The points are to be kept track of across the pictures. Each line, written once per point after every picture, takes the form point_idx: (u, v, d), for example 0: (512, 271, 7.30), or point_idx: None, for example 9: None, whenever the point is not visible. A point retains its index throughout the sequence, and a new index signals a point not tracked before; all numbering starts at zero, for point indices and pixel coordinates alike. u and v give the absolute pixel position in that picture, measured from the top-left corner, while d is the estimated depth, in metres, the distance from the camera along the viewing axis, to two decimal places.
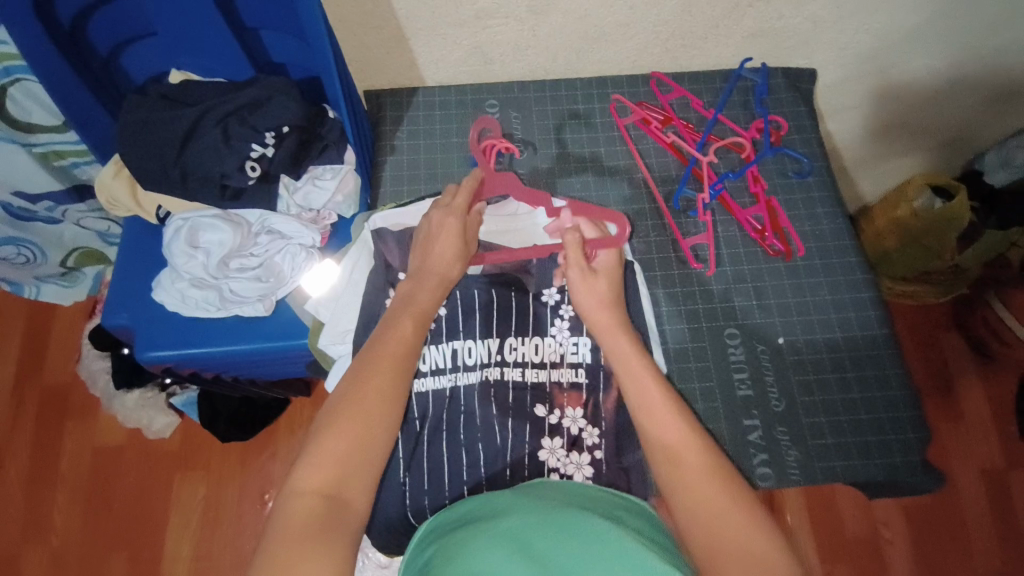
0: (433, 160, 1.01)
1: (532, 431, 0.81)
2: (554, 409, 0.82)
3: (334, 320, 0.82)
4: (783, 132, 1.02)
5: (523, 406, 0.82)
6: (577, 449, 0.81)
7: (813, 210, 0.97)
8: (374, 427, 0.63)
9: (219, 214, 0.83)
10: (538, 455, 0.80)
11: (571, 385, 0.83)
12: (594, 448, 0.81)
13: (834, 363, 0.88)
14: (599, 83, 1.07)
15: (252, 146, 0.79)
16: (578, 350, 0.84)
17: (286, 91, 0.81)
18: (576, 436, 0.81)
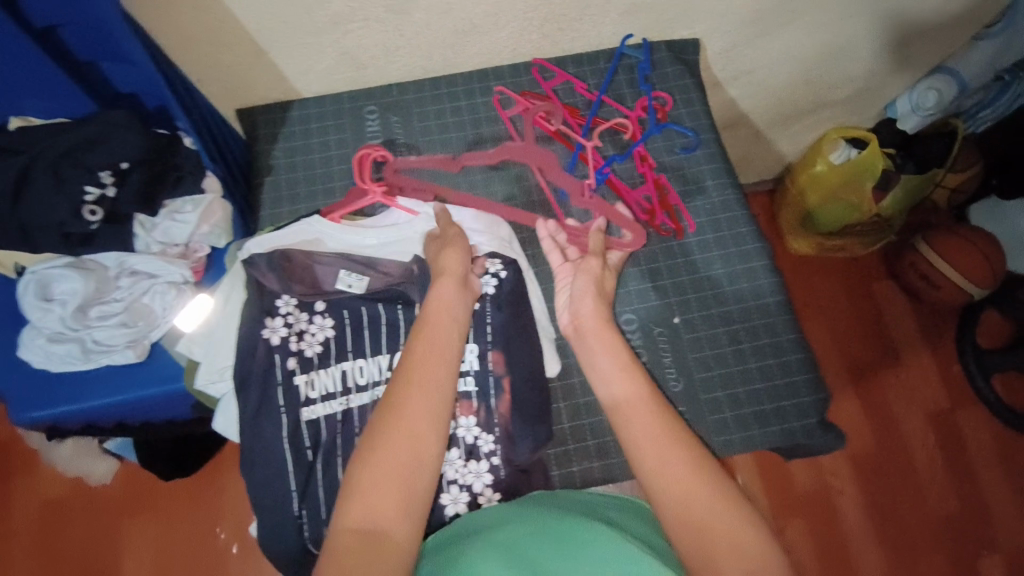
0: (313, 176, 0.98)
1: None
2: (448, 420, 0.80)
3: (209, 358, 0.79)
4: (668, 108, 1.00)
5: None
6: (475, 458, 0.79)
7: (702, 183, 0.96)
8: (419, 448, 0.63)
9: (74, 262, 0.79)
10: None
11: (461, 395, 0.80)
12: (491, 454, 0.79)
13: (730, 335, 0.87)
14: (480, 77, 1.04)
15: (88, 187, 0.75)
16: (465, 357, 0.81)
17: (122, 123, 0.77)
18: (473, 444, 0.79)
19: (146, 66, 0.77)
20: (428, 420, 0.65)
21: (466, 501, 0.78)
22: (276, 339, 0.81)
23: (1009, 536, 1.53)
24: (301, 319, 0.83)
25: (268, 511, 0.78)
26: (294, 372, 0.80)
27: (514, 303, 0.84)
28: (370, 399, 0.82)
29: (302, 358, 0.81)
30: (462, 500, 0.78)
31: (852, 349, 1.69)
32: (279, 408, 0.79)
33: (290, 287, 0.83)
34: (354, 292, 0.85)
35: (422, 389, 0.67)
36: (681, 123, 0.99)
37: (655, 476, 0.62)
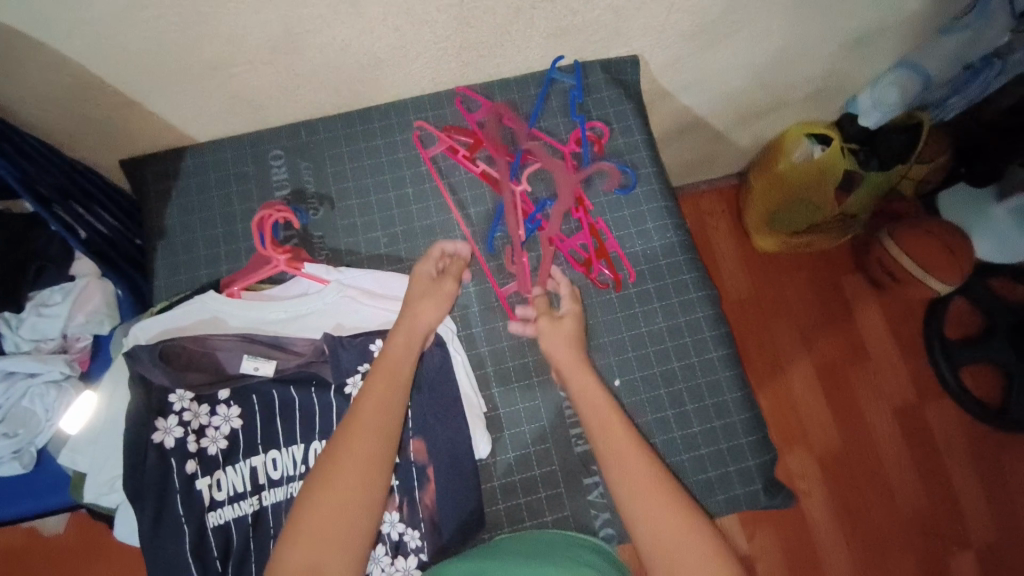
0: (214, 236, 0.87)
1: None
2: None
3: (95, 467, 0.72)
4: (605, 139, 0.91)
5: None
6: (402, 554, 0.74)
7: (642, 225, 0.88)
8: (372, 477, 0.61)
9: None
10: None
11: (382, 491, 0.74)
12: (418, 550, 0.74)
13: (672, 399, 0.80)
14: (397, 109, 0.92)
15: None
16: None
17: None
18: (399, 540, 0.74)
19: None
20: (381, 448, 0.63)
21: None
22: (171, 442, 0.73)
23: (977, 531, 1.54)
24: (201, 414, 0.75)
25: None
26: (195, 476, 0.73)
27: (436, 382, 0.77)
28: (285, 496, 0.75)
29: (203, 459, 0.74)
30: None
31: (818, 347, 1.65)
32: (177, 519, 0.71)
33: (185, 378, 0.75)
34: (262, 374, 0.78)
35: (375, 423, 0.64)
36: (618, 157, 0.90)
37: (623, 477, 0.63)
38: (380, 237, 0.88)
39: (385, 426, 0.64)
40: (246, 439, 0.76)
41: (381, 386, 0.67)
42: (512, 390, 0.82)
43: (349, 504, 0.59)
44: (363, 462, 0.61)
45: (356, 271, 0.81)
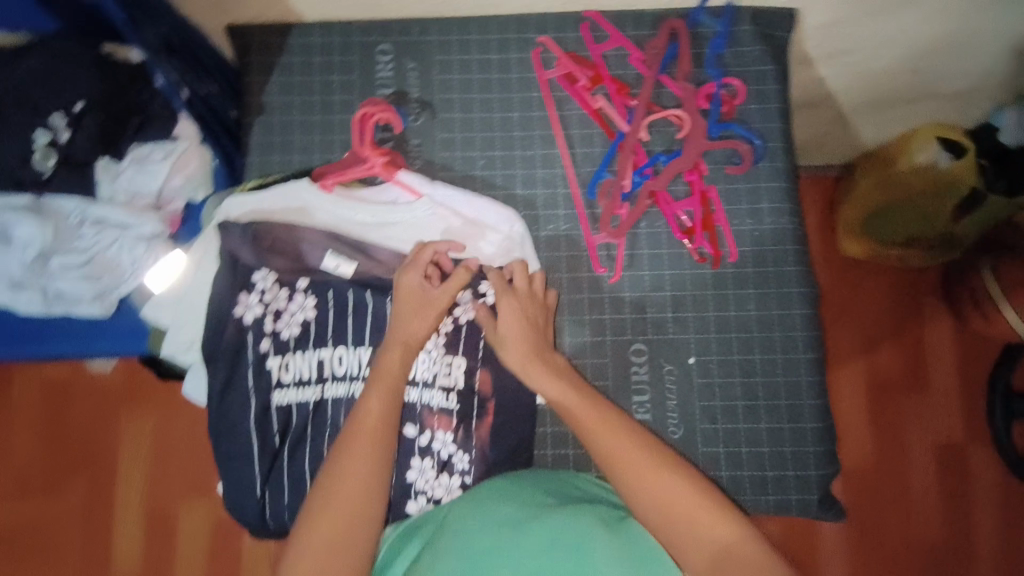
0: (311, 123, 0.85)
1: (399, 452, 0.75)
2: (424, 430, 0.75)
3: (177, 325, 0.75)
4: (739, 100, 0.82)
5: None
6: (447, 472, 0.76)
7: (756, 204, 0.81)
8: (365, 508, 0.62)
9: (31, 202, 0.69)
10: (405, 476, 0.75)
11: (441, 409, 0.75)
12: (463, 473, 0.76)
13: (745, 390, 0.78)
14: (519, 24, 0.85)
15: (36, 131, 0.66)
16: (451, 372, 0.76)
17: (76, 58, 0.67)
18: (446, 459, 0.76)
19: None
20: (373, 481, 0.63)
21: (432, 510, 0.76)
22: (249, 317, 0.75)
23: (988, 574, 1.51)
24: (280, 297, 0.76)
25: (233, 485, 0.76)
26: (267, 354, 0.75)
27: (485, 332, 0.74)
28: (346, 393, 0.76)
29: (277, 341, 0.75)
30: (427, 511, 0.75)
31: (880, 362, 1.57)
32: (246, 389, 0.75)
33: (269, 261, 0.75)
34: (342, 273, 0.77)
35: (366, 451, 0.64)
36: (748, 124, 0.82)
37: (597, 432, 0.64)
38: (477, 159, 0.84)
39: (376, 458, 0.64)
40: (318, 332, 0.76)
41: (376, 407, 0.67)
42: (581, 343, 0.80)
43: (346, 533, 0.60)
44: (354, 492, 0.62)
45: (449, 190, 0.77)
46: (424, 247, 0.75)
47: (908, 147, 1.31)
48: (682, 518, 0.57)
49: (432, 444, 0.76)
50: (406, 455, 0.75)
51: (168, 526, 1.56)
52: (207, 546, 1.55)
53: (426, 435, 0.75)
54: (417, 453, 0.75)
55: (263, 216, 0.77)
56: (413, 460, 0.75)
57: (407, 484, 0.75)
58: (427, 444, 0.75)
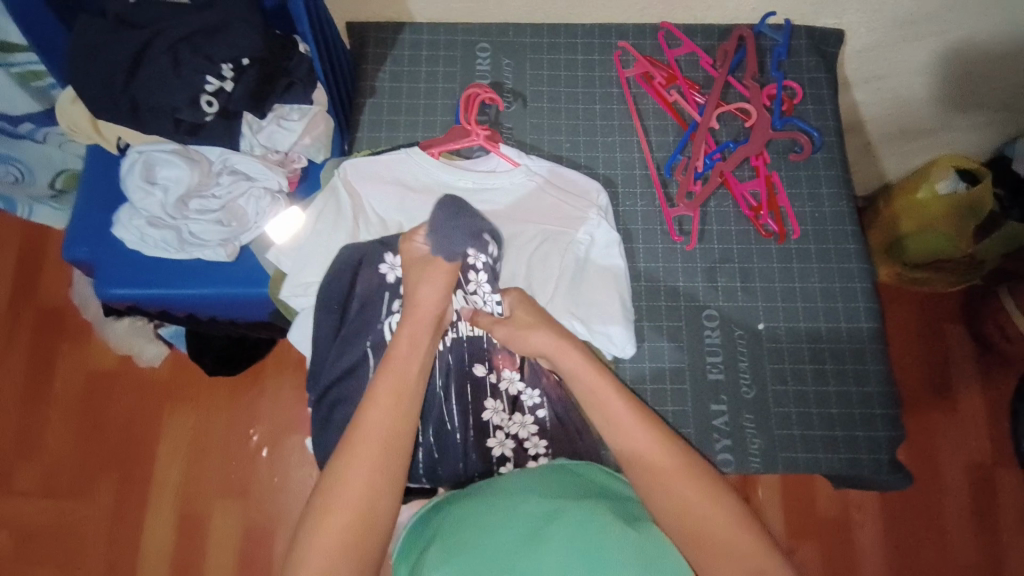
0: (415, 106, 0.95)
1: (474, 391, 0.81)
2: (493, 370, 0.82)
3: (296, 270, 0.80)
4: (796, 100, 0.94)
5: (462, 360, 0.81)
6: (519, 410, 0.82)
7: (816, 188, 0.90)
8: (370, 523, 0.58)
9: (178, 149, 0.78)
10: (481, 415, 0.81)
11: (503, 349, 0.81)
12: (535, 407, 0.82)
13: (812, 353, 0.84)
14: (603, 31, 0.97)
15: (208, 78, 0.71)
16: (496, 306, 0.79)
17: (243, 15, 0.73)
18: (516, 397, 0.82)
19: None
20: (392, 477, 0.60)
21: (509, 444, 0.80)
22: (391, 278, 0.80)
23: None
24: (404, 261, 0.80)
25: (329, 431, 0.79)
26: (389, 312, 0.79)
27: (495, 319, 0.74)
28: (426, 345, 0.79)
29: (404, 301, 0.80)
30: (506, 444, 0.80)
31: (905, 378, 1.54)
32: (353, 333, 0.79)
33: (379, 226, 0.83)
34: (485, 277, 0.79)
35: (372, 468, 0.59)
36: (806, 120, 0.92)
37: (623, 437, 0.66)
38: (561, 143, 0.93)
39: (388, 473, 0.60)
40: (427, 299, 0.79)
41: (384, 419, 0.62)
42: (657, 307, 0.86)
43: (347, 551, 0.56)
44: (359, 507, 0.58)
45: (544, 162, 0.87)
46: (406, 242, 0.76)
47: (927, 173, 1.31)
48: (718, 546, 0.59)
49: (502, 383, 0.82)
50: (479, 392, 0.81)
51: (198, 526, 1.52)
52: (238, 547, 1.51)
53: (494, 375, 0.82)
54: (490, 391, 0.81)
55: (365, 176, 0.84)
56: (484, 400, 0.81)
57: (482, 418, 0.81)
58: (496, 383, 0.81)
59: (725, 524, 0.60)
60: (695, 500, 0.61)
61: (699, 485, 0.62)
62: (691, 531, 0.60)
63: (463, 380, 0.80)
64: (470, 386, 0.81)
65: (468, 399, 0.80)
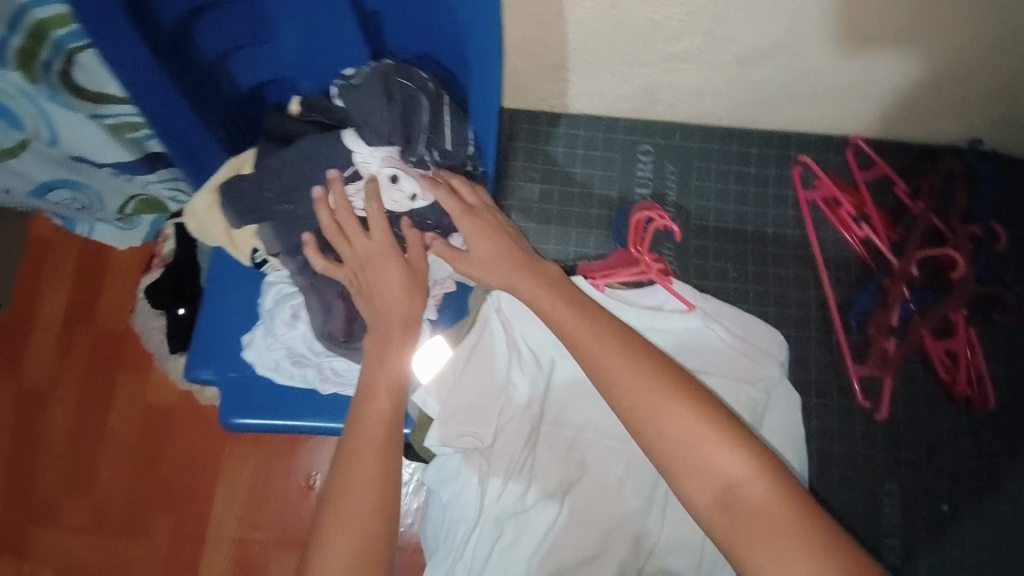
0: (567, 214, 0.85)
1: (412, 133, 0.61)
2: (432, 101, 0.62)
3: (449, 413, 0.72)
4: (1001, 244, 0.82)
5: (320, 157, 0.60)
6: (438, 114, 0.62)
7: (1015, 352, 0.81)
8: None
9: (307, 288, 0.65)
10: (427, 131, 0.62)
11: (440, 111, 0.62)
12: (444, 113, 0.62)
13: (1001, 542, 0.76)
14: (781, 142, 0.86)
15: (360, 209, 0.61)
16: (429, 103, 0.62)
17: (411, 128, 0.62)
18: (429, 113, 0.62)
19: (480, 124, 0.63)
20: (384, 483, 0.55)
21: (428, 119, 0.62)
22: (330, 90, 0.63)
23: None
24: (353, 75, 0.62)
25: None
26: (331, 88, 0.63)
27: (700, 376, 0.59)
28: (543, 537, 0.72)
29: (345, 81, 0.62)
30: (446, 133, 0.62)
31: None
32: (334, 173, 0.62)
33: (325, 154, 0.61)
34: (405, 189, 0.61)
35: (364, 483, 0.55)
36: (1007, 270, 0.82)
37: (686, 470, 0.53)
38: (731, 270, 0.84)
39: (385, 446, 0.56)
40: (380, 104, 0.60)
41: None
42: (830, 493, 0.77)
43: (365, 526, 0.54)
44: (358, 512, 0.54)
45: (720, 305, 0.77)
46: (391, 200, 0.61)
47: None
48: (751, 516, 0.51)
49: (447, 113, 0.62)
50: (438, 125, 0.62)
51: None
52: None
53: (437, 91, 0.63)
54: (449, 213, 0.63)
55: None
56: (444, 150, 0.63)
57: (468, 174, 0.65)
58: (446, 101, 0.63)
59: (767, 496, 0.51)
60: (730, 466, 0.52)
61: (732, 446, 0.53)
62: (729, 497, 0.52)
63: (392, 107, 0.60)
64: (403, 151, 0.61)
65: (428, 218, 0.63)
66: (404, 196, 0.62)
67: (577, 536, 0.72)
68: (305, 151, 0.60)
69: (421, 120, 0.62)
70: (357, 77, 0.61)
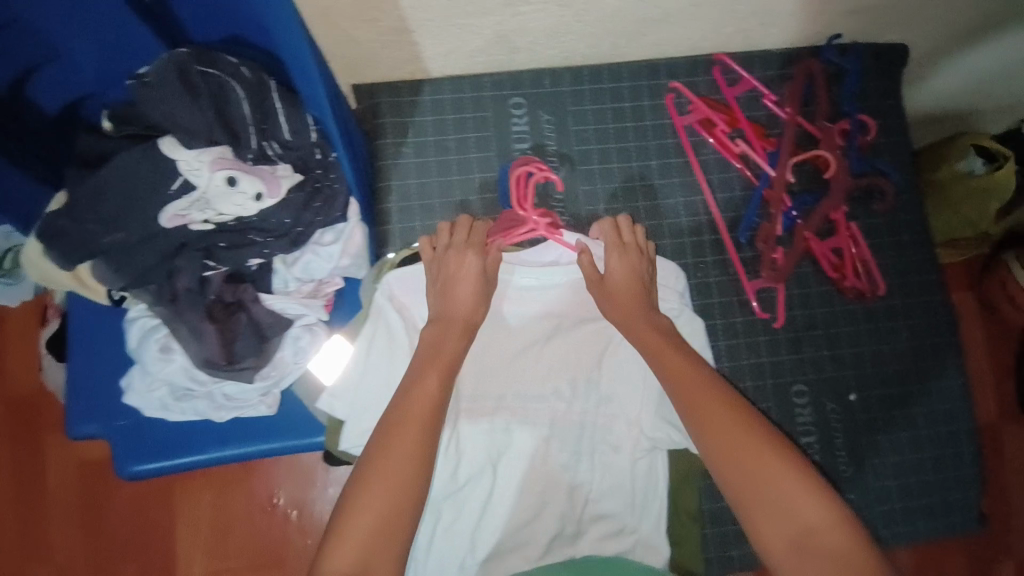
0: (450, 184, 0.81)
1: (239, 129, 0.57)
2: (251, 88, 0.56)
3: (355, 414, 0.68)
4: (870, 136, 0.85)
5: (138, 175, 0.55)
6: (263, 102, 0.57)
7: (897, 237, 0.84)
8: None
9: (171, 317, 0.62)
10: (257, 124, 0.57)
11: (262, 98, 0.57)
12: (271, 100, 0.57)
13: (905, 418, 0.82)
14: (651, 71, 0.84)
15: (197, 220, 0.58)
16: (248, 91, 0.56)
17: (235, 124, 0.56)
18: (252, 103, 0.57)
19: (314, 107, 0.58)
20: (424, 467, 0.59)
21: (253, 110, 0.57)
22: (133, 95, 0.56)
23: None
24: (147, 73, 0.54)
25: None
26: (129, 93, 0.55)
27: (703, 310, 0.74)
28: (480, 509, 0.73)
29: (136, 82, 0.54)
30: (281, 121, 0.58)
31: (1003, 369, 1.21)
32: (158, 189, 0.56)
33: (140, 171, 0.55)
34: (246, 190, 0.58)
35: (400, 466, 0.58)
36: (880, 159, 0.85)
37: (735, 462, 0.60)
38: (624, 210, 0.83)
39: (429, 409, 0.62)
40: (189, 104, 0.54)
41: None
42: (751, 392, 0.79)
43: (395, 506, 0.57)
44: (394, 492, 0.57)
45: None
46: (234, 204, 0.58)
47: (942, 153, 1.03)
48: (820, 556, 0.55)
49: (275, 99, 0.57)
50: (268, 113, 0.57)
51: None
52: None
53: (253, 74, 0.56)
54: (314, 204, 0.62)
55: (500, 318, 0.76)
56: (283, 141, 0.59)
57: (318, 162, 0.62)
58: (272, 86, 0.57)
59: (820, 516, 0.57)
60: (804, 506, 0.58)
61: (801, 485, 0.58)
62: (800, 539, 0.56)
63: (202, 105, 0.54)
64: (236, 150, 0.57)
65: (284, 216, 0.61)
66: (248, 199, 0.58)
67: (512, 502, 0.73)
68: (119, 173, 0.55)
69: (242, 110, 0.56)
70: (149, 75, 0.53)
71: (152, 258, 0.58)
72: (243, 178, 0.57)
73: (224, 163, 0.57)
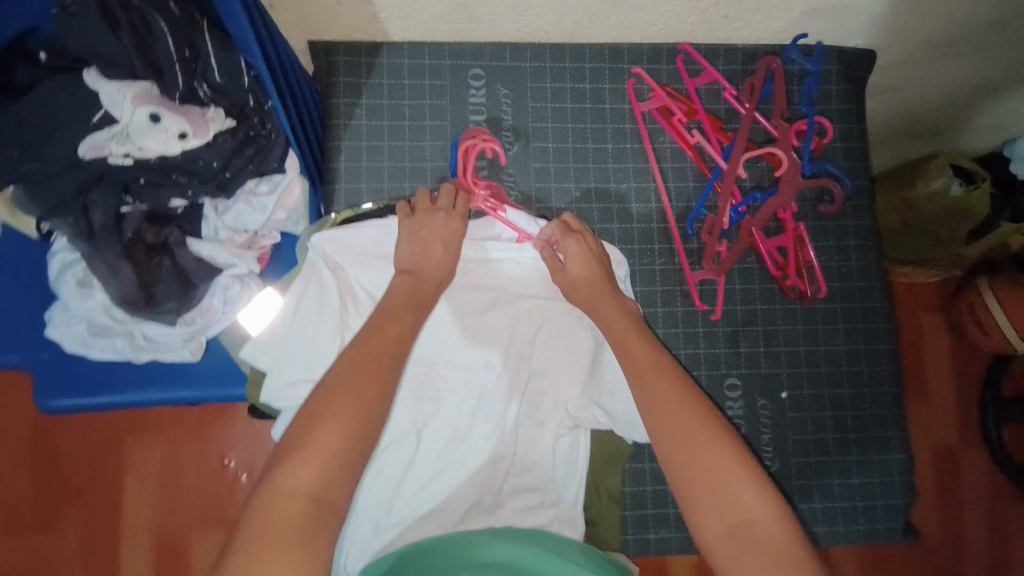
0: (400, 149, 0.81)
1: (164, 66, 0.56)
2: (179, 27, 0.55)
3: (276, 369, 0.67)
4: (827, 138, 0.85)
5: (59, 101, 0.55)
6: (192, 43, 0.56)
7: (843, 240, 0.84)
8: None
9: (90, 254, 0.61)
10: (184, 62, 0.56)
11: (192, 38, 0.56)
12: (201, 42, 0.57)
13: (836, 421, 0.82)
14: (613, 54, 0.84)
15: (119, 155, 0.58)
16: (176, 30, 0.55)
17: (159, 61, 0.56)
18: (180, 42, 0.56)
19: (246, 49, 0.56)
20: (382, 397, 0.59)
21: (181, 50, 0.56)
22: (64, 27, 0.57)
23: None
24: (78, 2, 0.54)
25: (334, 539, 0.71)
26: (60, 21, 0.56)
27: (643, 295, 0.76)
28: (399, 473, 0.73)
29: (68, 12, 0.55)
30: (210, 64, 0.57)
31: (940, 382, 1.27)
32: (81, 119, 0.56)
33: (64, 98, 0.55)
34: (168, 128, 0.57)
35: (361, 394, 0.57)
36: (834, 163, 0.85)
37: (691, 444, 0.59)
38: (574, 190, 0.83)
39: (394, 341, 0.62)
40: (112, 35, 0.54)
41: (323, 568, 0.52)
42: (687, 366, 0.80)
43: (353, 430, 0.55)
44: (355, 418, 0.56)
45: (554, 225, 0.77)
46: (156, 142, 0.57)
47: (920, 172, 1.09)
48: (762, 551, 0.53)
49: (206, 40, 0.56)
50: (198, 53, 0.57)
51: None
52: None
53: (182, 12, 0.56)
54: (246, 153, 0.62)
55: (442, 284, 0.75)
56: (215, 84, 0.58)
57: (254, 110, 0.61)
58: (203, 26, 0.57)
59: (766, 512, 0.55)
60: (751, 500, 0.56)
61: (753, 481, 0.57)
62: (743, 532, 0.54)
63: (122, 36, 0.54)
64: (162, 87, 0.57)
65: (212, 159, 0.60)
66: (171, 137, 0.58)
67: (432, 468, 0.73)
68: (40, 98, 0.54)
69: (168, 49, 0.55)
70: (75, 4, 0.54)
71: (70, 187, 0.59)
72: (166, 116, 0.57)
73: (146, 99, 0.56)
